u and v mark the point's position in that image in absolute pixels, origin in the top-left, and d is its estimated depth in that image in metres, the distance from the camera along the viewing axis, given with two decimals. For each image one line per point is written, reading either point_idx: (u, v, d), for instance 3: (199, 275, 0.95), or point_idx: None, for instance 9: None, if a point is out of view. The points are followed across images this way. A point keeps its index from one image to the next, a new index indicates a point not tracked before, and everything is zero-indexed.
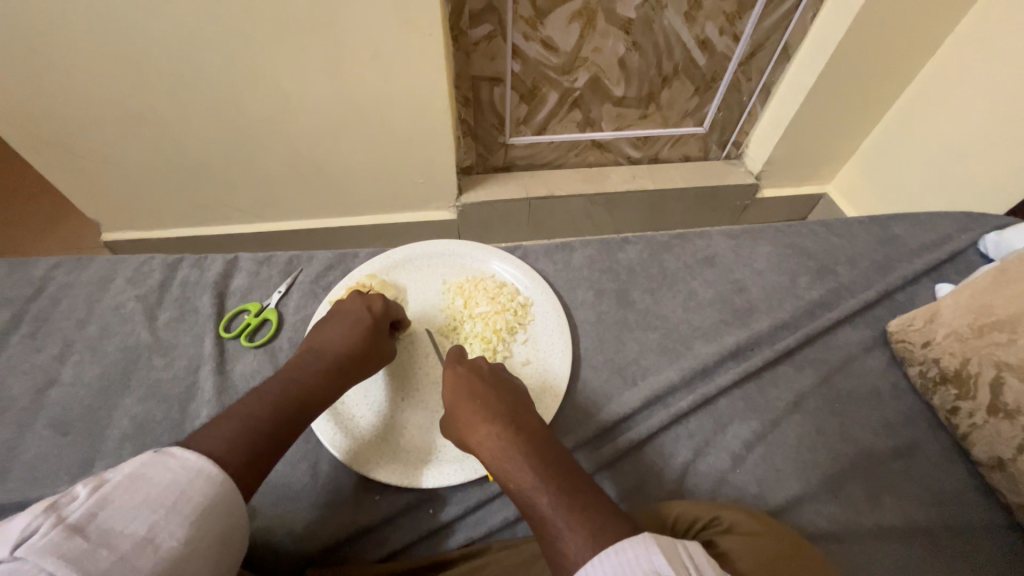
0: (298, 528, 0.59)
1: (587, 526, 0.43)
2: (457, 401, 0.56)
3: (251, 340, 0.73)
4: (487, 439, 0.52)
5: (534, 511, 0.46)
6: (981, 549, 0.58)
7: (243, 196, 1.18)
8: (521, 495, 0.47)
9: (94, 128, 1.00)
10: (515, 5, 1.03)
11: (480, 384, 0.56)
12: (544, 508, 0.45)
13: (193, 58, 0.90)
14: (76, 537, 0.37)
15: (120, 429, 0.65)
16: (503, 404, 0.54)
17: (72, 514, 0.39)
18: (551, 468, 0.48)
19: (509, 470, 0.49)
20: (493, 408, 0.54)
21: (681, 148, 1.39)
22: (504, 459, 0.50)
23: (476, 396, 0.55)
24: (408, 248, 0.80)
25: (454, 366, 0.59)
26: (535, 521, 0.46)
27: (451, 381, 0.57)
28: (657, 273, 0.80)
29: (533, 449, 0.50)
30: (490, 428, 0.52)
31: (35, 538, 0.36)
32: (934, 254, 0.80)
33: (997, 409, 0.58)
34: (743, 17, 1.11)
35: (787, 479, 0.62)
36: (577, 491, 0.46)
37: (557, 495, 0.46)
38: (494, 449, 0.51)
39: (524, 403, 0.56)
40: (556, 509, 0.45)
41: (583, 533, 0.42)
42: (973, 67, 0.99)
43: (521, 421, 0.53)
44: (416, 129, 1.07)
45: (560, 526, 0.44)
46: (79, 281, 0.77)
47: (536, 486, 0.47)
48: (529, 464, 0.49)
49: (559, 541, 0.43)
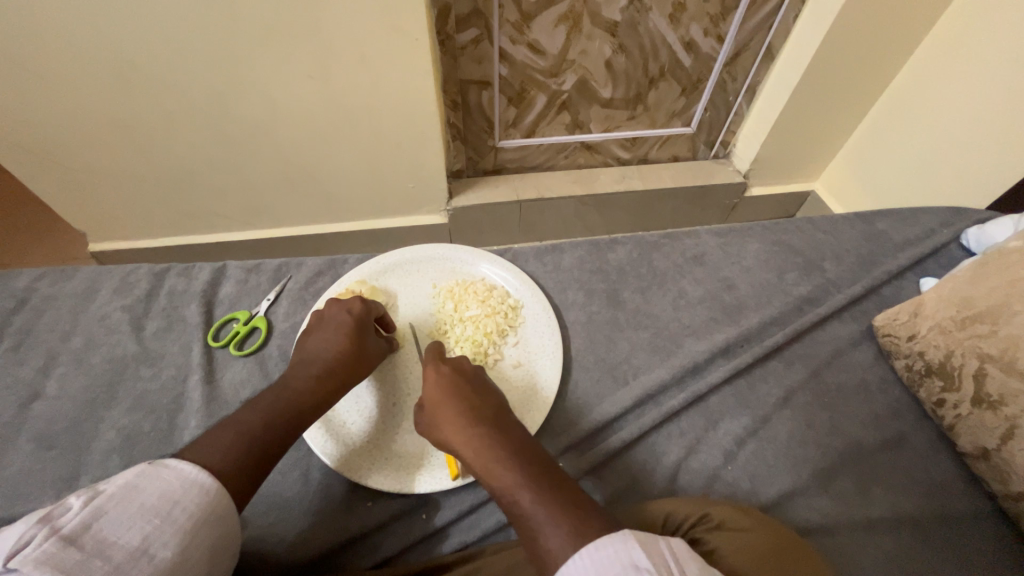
0: (290, 536, 0.59)
1: (568, 519, 0.43)
2: (439, 401, 0.55)
3: (240, 348, 0.72)
4: (469, 438, 0.51)
5: (515, 508, 0.46)
6: (969, 538, 0.59)
7: (232, 204, 1.17)
8: (502, 493, 0.47)
9: (79, 138, 0.99)
10: (501, 9, 1.03)
11: (462, 386, 0.56)
12: (526, 504, 0.45)
13: (178, 66, 0.89)
14: (68, 548, 0.37)
15: (108, 441, 0.64)
16: (486, 406, 0.55)
17: (65, 525, 0.38)
18: (532, 466, 0.48)
19: (491, 468, 0.49)
20: (476, 409, 0.54)
21: (669, 148, 1.40)
22: (486, 457, 0.50)
23: (459, 397, 0.55)
24: (398, 253, 0.80)
25: (437, 366, 0.58)
26: (516, 517, 0.45)
27: (433, 381, 0.57)
28: (646, 273, 0.81)
29: (515, 447, 0.50)
30: (473, 427, 0.52)
31: (28, 550, 0.36)
32: (918, 248, 0.81)
33: (981, 400, 0.58)
34: (727, 18, 1.12)
35: (778, 475, 0.62)
36: (558, 487, 0.46)
37: (538, 491, 0.46)
38: (477, 448, 0.50)
39: (505, 407, 0.57)
40: (538, 505, 0.45)
41: (564, 527, 0.42)
42: (952, 65, 1.01)
43: (503, 422, 0.53)
44: (405, 134, 1.07)
45: (541, 520, 0.44)
46: (64, 292, 0.77)
47: (518, 483, 0.47)
48: (512, 461, 0.48)
49: (540, 535, 0.43)
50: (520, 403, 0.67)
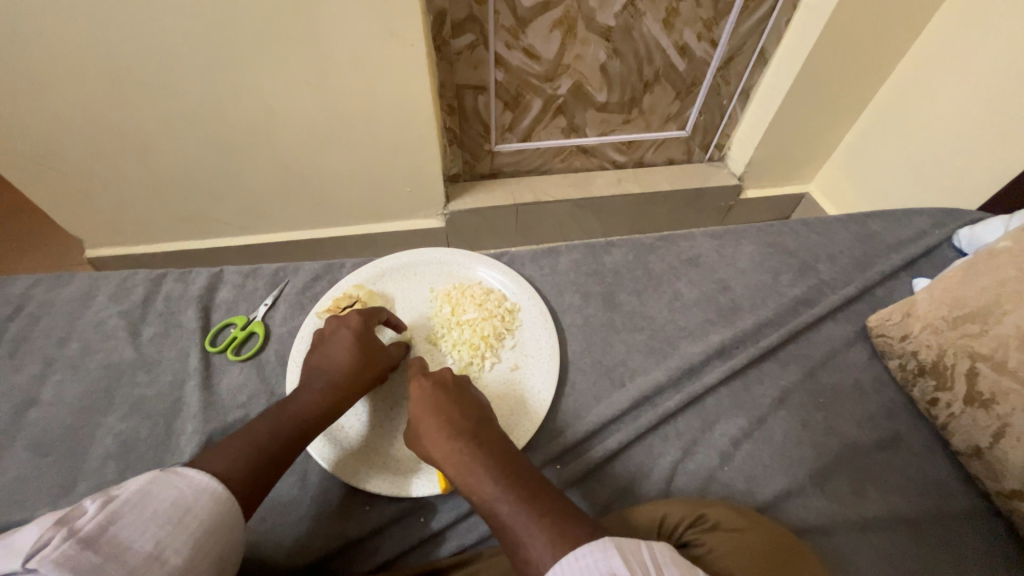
0: (287, 541, 0.59)
1: (546, 529, 0.44)
2: (420, 413, 0.56)
3: (238, 353, 0.73)
4: (450, 451, 0.52)
5: (497, 520, 0.47)
6: (964, 538, 0.59)
7: (229, 209, 1.17)
8: (485, 507, 0.48)
9: (75, 144, 1.00)
10: (496, 15, 1.04)
11: (443, 396, 0.56)
12: (506, 517, 0.46)
13: (175, 73, 0.90)
14: (86, 550, 0.37)
15: (105, 447, 0.64)
16: (465, 416, 0.55)
17: (83, 528, 0.38)
18: (511, 476, 0.49)
19: (471, 483, 0.50)
20: (455, 420, 0.54)
21: (665, 152, 1.41)
22: (467, 471, 0.50)
23: (439, 408, 0.55)
24: (395, 257, 0.80)
25: (419, 379, 0.58)
26: (498, 529, 0.46)
27: (415, 393, 0.57)
28: (642, 275, 0.81)
29: (493, 459, 0.51)
30: (453, 439, 0.52)
31: (47, 551, 0.36)
32: (910, 249, 0.82)
33: (973, 399, 0.59)
34: (720, 23, 1.14)
35: (773, 475, 0.62)
36: (536, 495, 0.47)
37: (517, 502, 0.46)
38: (457, 464, 0.51)
39: (487, 414, 0.57)
40: (516, 518, 0.46)
41: (543, 538, 0.43)
42: (942, 68, 1.03)
43: (482, 431, 0.54)
44: (401, 138, 1.08)
45: (521, 533, 0.45)
46: (61, 298, 0.77)
47: (498, 497, 0.47)
48: (491, 474, 0.49)
49: (522, 547, 0.44)
50: (518, 406, 0.67)
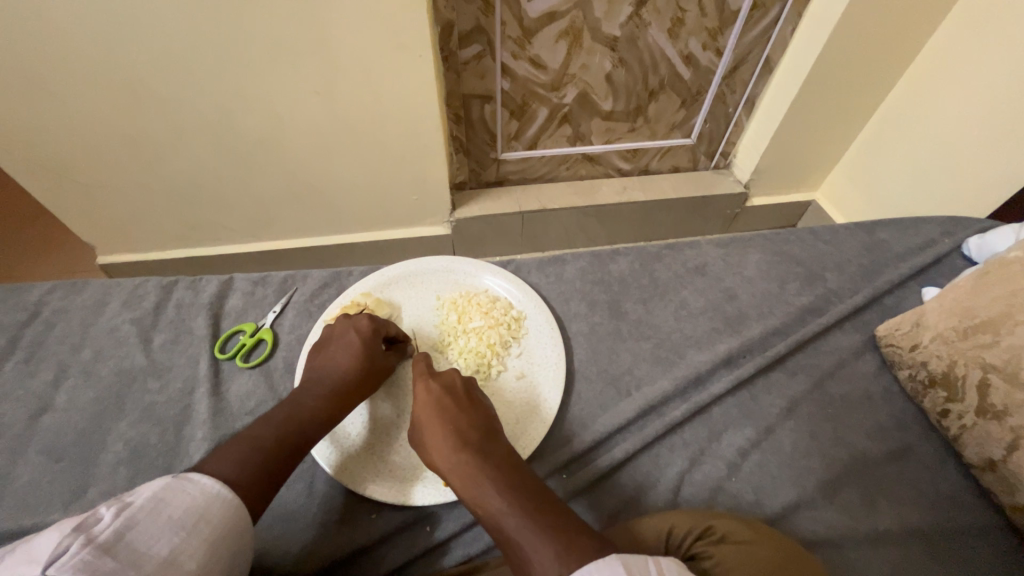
0: (295, 549, 0.59)
1: (552, 541, 0.44)
2: (428, 422, 0.56)
3: (246, 360, 0.73)
4: (456, 462, 0.52)
5: (502, 534, 0.47)
6: (977, 553, 0.58)
7: (239, 217, 1.19)
8: (490, 520, 0.48)
9: (91, 153, 1.02)
10: (503, 26, 1.05)
11: (451, 407, 0.56)
12: (511, 530, 0.46)
13: (190, 86, 0.92)
14: (103, 557, 0.38)
15: (115, 453, 0.65)
16: (473, 426, 0.55)
17: (100, 535, 0.39)
18: (518, 489, 0.49)
19: (477, 494, 0.50)
20: (463, 430, 0.54)
21: (670, 159, 1.41)
22: (473, 482, 0.50)
23: (446, 418, 0.55)
24: (403, 264, 0.81)
25: (428, 383, 0.59)
26: (503, 542, 0.46)
27: (423, 403, 0.57)
28: (648, 283, 0.81)
29: (499, 470, 0.51)
30: (458, 451, 0.52)
31: (66, 558, 0.37)
32: (919, 259, 0.81)
33: (986, 411, 0.58)
34: (726, 32, 1.14)
35: (782, 486, 0.62)
36: (541, 509, 0.47)
37: (522, 516, 0.46)
38: (464, 475, 0.51)
39: (494, 424, 0.57)
40: (521, 530, 0.46)
41: (547, 553, 0.43)
42: (949, 76, 1.03)
43: (488, 442, 0.54)
44: (409, 147, 1.09)
45: (526, 547, 0.45)
46: (74, 305, 0.78)
47: (503, 509, 0.48)
48: (497, 486, 0.49)
49: (527, 562, 0.44)
50: (524, 414, 0.67)
